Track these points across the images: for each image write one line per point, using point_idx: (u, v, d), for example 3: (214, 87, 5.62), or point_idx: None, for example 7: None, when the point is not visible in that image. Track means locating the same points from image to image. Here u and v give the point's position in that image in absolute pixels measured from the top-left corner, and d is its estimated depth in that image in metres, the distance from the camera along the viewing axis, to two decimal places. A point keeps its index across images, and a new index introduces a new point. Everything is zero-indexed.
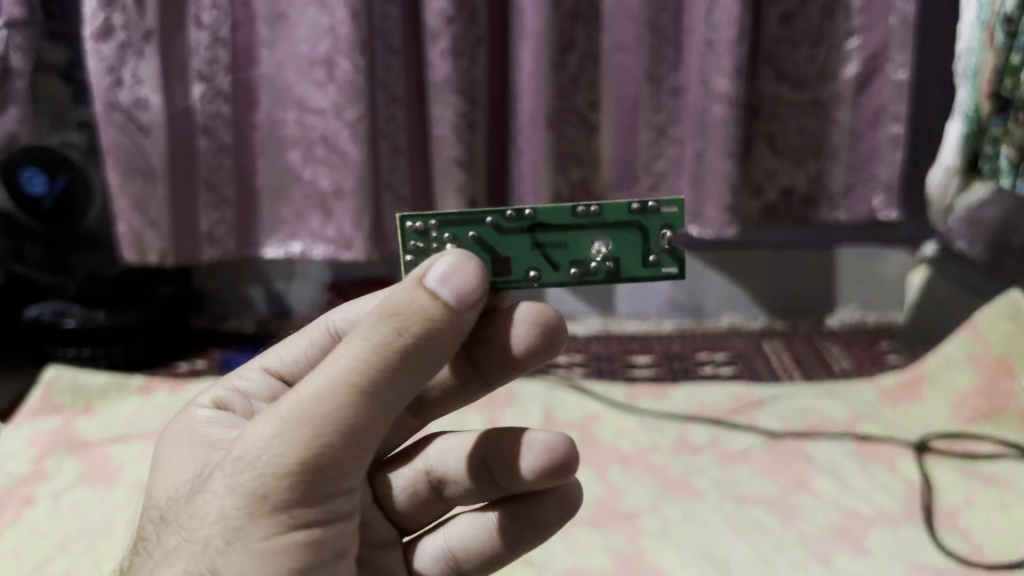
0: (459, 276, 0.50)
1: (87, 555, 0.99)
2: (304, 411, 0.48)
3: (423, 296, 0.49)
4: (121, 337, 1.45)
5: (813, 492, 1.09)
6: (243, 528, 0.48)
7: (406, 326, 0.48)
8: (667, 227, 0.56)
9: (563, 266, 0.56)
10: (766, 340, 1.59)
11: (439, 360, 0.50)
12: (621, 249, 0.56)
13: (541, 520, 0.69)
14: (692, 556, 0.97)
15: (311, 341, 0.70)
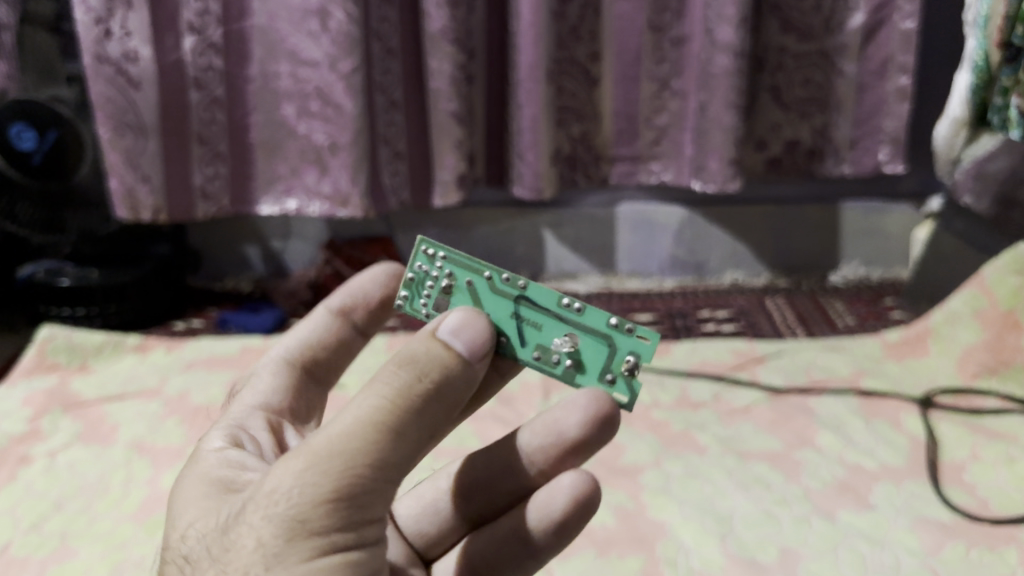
0: (468, 331, 0.50)
1: (83, 513, 0.98)
2: (335, 446, 0.46)
3: (439, 349, 0.48)
4: (116, 295, 1.43)
5: (817, 447, 1.08)
6: (281, 557, 0.45)
7: (427, 371, 0.48)
8: (634, 354, 0.56)
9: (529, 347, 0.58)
10: (769, 296, 1.57)
11: (455, 404, 0.49)
12: (586, 356, 0.57)
13: (548, 503, 0.60)
14: (693, 511, 0.96)
15: (277, 374, 0.72)
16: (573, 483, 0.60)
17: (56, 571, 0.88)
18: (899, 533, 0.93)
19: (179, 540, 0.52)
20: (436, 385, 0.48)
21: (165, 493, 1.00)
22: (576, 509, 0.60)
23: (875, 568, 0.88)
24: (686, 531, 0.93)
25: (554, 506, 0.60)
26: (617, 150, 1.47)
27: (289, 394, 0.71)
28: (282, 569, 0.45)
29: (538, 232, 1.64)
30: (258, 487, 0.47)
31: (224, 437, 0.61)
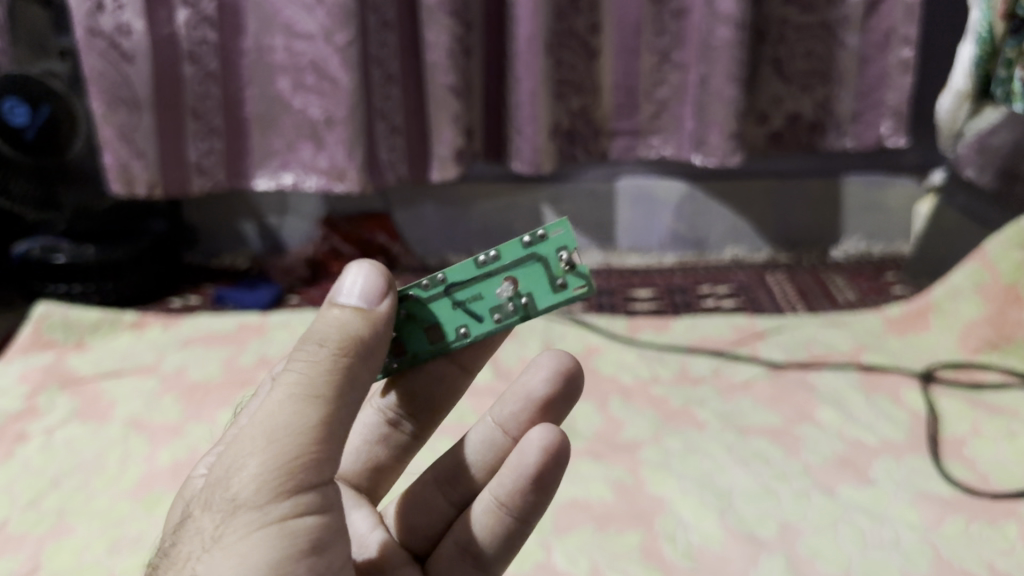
0: (366, 285, 0.50)
1: (80, 491, 0.97)
2: (257, 423, 0.47)
3: (335, 311, 0.49)
4: (112, 273, 1.42)
5: (817, 423, 1.08)
6: (222, 538, 0.46)
7: (326, 334, 0.48)
8: (564, 249, 0.54)
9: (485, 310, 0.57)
10: (770, 272, 1.56)
11: (370, 361, 0.49)
12: (528, 282, 0.55)
13: (519, 461, 0.60)
14: (693, 486, 0.96)
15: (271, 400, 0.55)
16: (541, 436, 0.60)
17: (52, 549, 0.88)
18: (899, 508, 0.92)
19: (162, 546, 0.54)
20: (340, 342, 0.48)
21: (163, 470, 0.99)
22: (546, 461, 0.60)
23: (875, 542, 0.87)
24: (685, 506, 0.93)
25: (527, 462, 0.60)
26: (617, 124, 1.46)
27: None
28: (224, 552, 0.46)
29: (538, 208, 1.63)
30: (207, 480, 0.49)
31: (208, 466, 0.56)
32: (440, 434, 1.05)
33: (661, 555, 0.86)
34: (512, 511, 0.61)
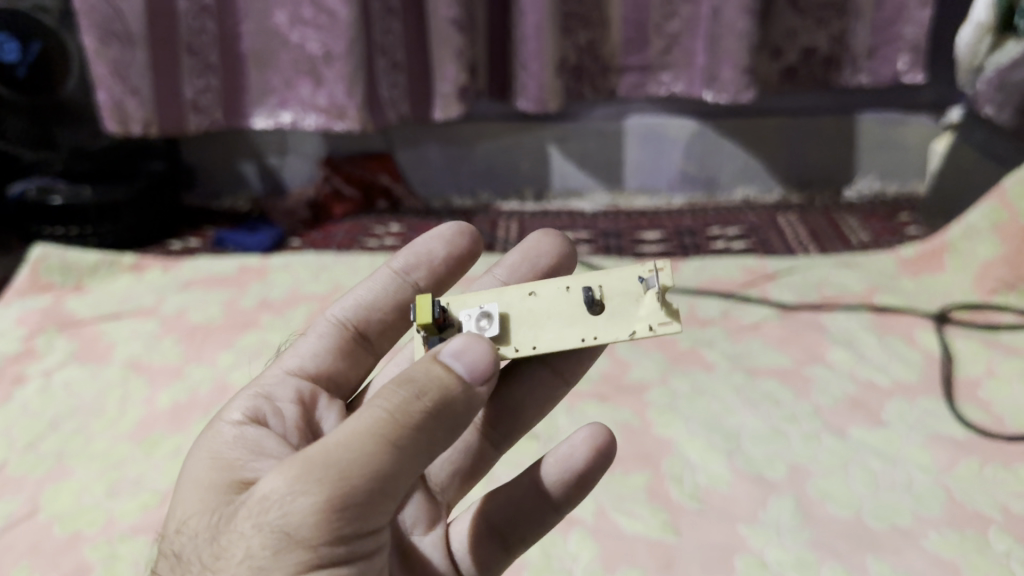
0: (475, 349, 0.48)
1: (79, 433, 0.96)
2: (328, 453, 0.44)
3: (438, 370, 0.47)
4: (110, 215, 1.40)
5: (828, 363, 1.06)
6: (267, 568, 0.43)
7: (425, 390, 0.46)
8: (659, 309, 0.54)
9: (572, 332, 0.56)
10: (781, 213, 1.53)
11: (452, 426, 0.47)
12: (615, 309, 0.56)
13: (568, 457, 0.62)
14: (701, 428, 0.94)
15: (323, 333, 0.68)
16: (591, 434, 0.62)
17: (51, 492, 0.87)
18: (911, 450, 0.90)
19: (178, 530, 0.51)
20: (438, 405, 0.46)
21: (163, 412, 0.98)
22: (598, 456, 0.62)
23: (886, 485, 0.86)
24: (692, 448, 0.91)
25: (576, 456, 0.61)
26: (626, 60, 1.42)
27: (332, 354, 0.67)
28: None
29: (543, 148, 1.59)
30: (253, 494, 0.45)
31: (246, 413, 0.57)
32: None
33: (667, 497, 0.85)
34: (551, 503, 0.61)
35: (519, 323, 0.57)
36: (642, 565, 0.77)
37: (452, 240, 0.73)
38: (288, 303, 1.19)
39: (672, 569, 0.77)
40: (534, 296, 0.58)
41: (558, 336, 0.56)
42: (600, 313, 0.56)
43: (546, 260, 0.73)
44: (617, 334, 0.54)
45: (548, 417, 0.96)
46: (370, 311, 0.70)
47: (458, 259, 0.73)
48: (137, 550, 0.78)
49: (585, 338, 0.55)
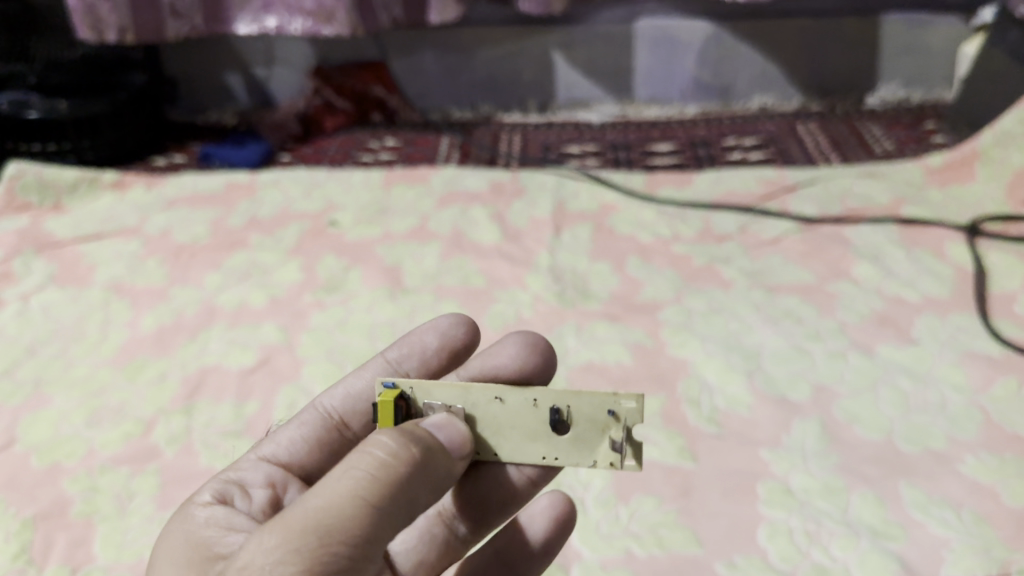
0: (451, 426, 0.48)
1: (58, 359, 0.90)
2: (312, 508, 0.40)
3: (422, 433, 0.45)
4: (89, 129, 1.32)
5: (853, 279, 0.99)
6: None
7: (411, 444, 0.44)
8: (624, 450, 0.51)
9: (533, 448, 0.52)
10: (801, 121, 1.45)
11: (431, 494, 0.45)
12: (581, 435, 0.51)
13: (527, 527, 0.56)
14: (718, 349, 0.88)
15: (304, 423, 0.59)
16: (550, 504, 0.57)
17: (28, 422, 0.81)
18: (944, 369, 0.85)
19: None
20: (423, 459, 0.44)
21: (148, 336, 0.92)
22: (559, 528, 0.57)
23: (918, 406, 0.80)
24: (709, 369, 0.85)
25: (535, 528, 0.56)
26: None
27: (311, 450, 0.58)
28: None
29: (548, 54, 1.50)
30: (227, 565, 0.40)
31: (213, 491, 0.51)
32: (446, 296, 0.98)
33: (683, 422, 0.79)
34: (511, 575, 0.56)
35: (484, 428, 0.52)
36: (658, 494, 0.72)
37: (445, 333, 0.63)
38: (278, 222, 1.13)
39: (690, 498, 0.72)
40: (500, 403, 0.52)
41: (518, 449, 0.52)
42: (565, 435, 0.51)
43: (505, 375, 0.58)
44: (580, 461, 0.51)
45: (555, 338, 0.90)
46: (361, 403, 0.60)
47: (452, 352, 0.63)
48: (119, 483, 0.74)
49: (547, 457, 0.52)
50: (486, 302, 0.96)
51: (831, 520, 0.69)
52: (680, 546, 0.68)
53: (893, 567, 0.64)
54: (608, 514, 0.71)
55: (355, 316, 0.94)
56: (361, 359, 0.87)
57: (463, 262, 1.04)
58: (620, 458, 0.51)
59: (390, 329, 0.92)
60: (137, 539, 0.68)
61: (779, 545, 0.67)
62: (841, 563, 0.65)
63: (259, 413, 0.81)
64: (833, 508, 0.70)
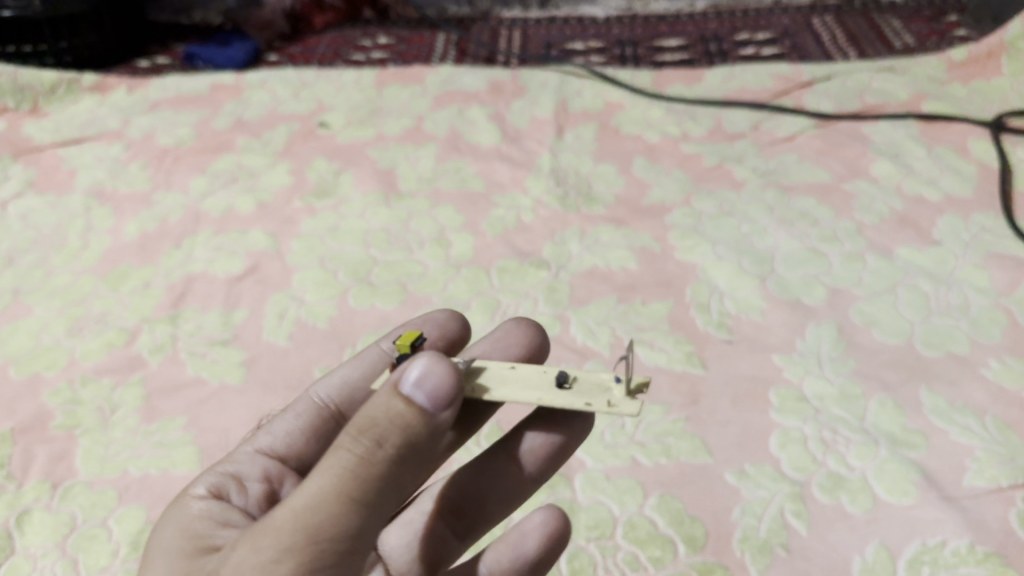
0: (436, 377, 0.39)
1: (38, 268, 0.86)
2: (282, 526, 0.38)
3: (398, 408, 0.38)
4: (63, 29, 1.25)
5: (871, 179, 0.94)
6: None
7: (385, 437, 0.38)
8: (625, 403, 0.45)
9: (531, 394, 0.46)
10: (817, 15, 1.37)
11: (419, 465, 0.40)
12: (583, 391, 0.46)
13: (518, 542, 0.51)
14: (729, 252, 0.84)
15: (298, 412, 0.56)
16: (545, 519, 0.51)
17: (7, 332, 0.78)
18: (966, 270, 0.80)
19: None
20: (400, 453, 0.39)
21: (131, 243, 0.88)
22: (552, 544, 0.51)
23: (940, 309, 0.76)
24: (720, 273, 0.81)
25: (526, 545, 0.51)
26: None
27: (307, 442, 0.55)
28: None
29: None
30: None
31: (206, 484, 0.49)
32: (443, 200, 0.93)
33: (692, 328, 0.76)
34: None
35: (487, 378, 0.47)
36: (666, 402, 0.69)
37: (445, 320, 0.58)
38: (265, 124, 1.07)
39: (699, 406, 0.69)
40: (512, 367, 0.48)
41: (516, 394, 0.46)
42: (568, 390, 0.46)
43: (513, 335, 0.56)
44: (579, 403, 0.45)
45: (557, 243, 0.86)
46: (358, 389, 0.57)
47: (449, 340, 0.58)
48: (102, 396, 0.71)
49: (543, 399, 0.46)
50: (485, 206, 0.92)
51: (848, 427, 0.65)
52: (689, 454, 0.65)
53: (913, 476, 0.61)
54: (612, 422, 0.67)
55: (347, 222, 0.89)
56: (354, 265, 0.83)
57: (460, 165, 0.98)
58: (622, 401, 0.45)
59: (384, 235, 0.88)
60: (121, 453, 0.66)
61: (793, 454, 0.64)
62: (858, 472, 0.62)
63: (248, 321, 0.77)
64: (850, 415, 0.66)
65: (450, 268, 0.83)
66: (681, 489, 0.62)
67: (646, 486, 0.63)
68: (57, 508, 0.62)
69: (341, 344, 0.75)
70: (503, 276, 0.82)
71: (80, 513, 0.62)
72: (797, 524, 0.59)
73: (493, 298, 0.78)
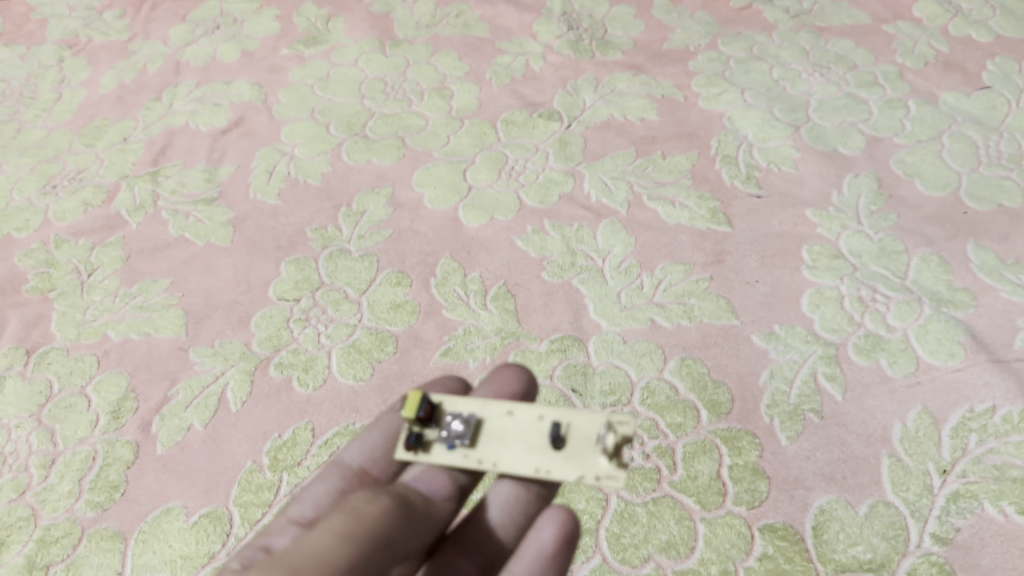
0: None
1: (10, 124, 0.80)
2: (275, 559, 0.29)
3: (386, 499, 0.34)
4: None
5: (914, 18, 0.85)
6: None
7: (373, 505, 0.33)
8: (609, 472, 0.37)
9: (524, 461, 0.38)
10: None
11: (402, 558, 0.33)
12: (569, 455, 0.38)
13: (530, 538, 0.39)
14: (759, 100, 0.76)
15: (328, 479, 0.41)
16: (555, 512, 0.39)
17: None
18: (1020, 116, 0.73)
19: None
20: (391, 526, 0.32)
21: (107, 96, 0.81)
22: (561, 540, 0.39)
23: (990, 159, 0.69)
24: (748, 123, 0.74)
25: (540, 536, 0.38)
26: None
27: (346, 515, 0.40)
28: None
29: None
30: None
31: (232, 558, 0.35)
32: (444, 47, 0.85)
33: (717, 182, 0.69)
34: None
35: (485, 441, 0.39)
36: (688, 262, 0.63)
37: (454, 385, 0.44)
38: None
39: (725, 264, 0.63)
40: (509, 417, 0.40)
41: (507, 461, 0.38)
42: (560, 451, 0.38)
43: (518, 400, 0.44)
44: (573, 474, 0.37)
45: (569, 93, 0.79)
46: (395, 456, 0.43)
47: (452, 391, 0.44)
48: (78, 257, 0.66)
49: (541, 470, 0.38)
50: (490, 53, 0.84)
51: (888, 286, 0.60)
52: (712, 316, 0.59)
53: (960, 338, 0.56)
54: (630, 283, 0.62)
55: (339, 71, 0.82)
56: (348, 118, 0.76)
57: (462, 9, 0.90)
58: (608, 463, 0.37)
59: (380, 85, 0.80)
60: (100, 318, 0.61)
61: (827, 314, 0.59)
62: (899, 333, 0.57)
63: (234, 177, 0.71)
64: (890, 273, 0.61)
65: (452, 120, 0.76)
66: (704, 353, 0.57)
67: (665, 350, 0.58)
68: (32, 376, 0.58)
69: (335, 204, 0.69)
70: (510, 128, 0.75)
71: (57, 382, 0.57)
72: (831, 389, 0.55)
73: (499, 155, 0.72)
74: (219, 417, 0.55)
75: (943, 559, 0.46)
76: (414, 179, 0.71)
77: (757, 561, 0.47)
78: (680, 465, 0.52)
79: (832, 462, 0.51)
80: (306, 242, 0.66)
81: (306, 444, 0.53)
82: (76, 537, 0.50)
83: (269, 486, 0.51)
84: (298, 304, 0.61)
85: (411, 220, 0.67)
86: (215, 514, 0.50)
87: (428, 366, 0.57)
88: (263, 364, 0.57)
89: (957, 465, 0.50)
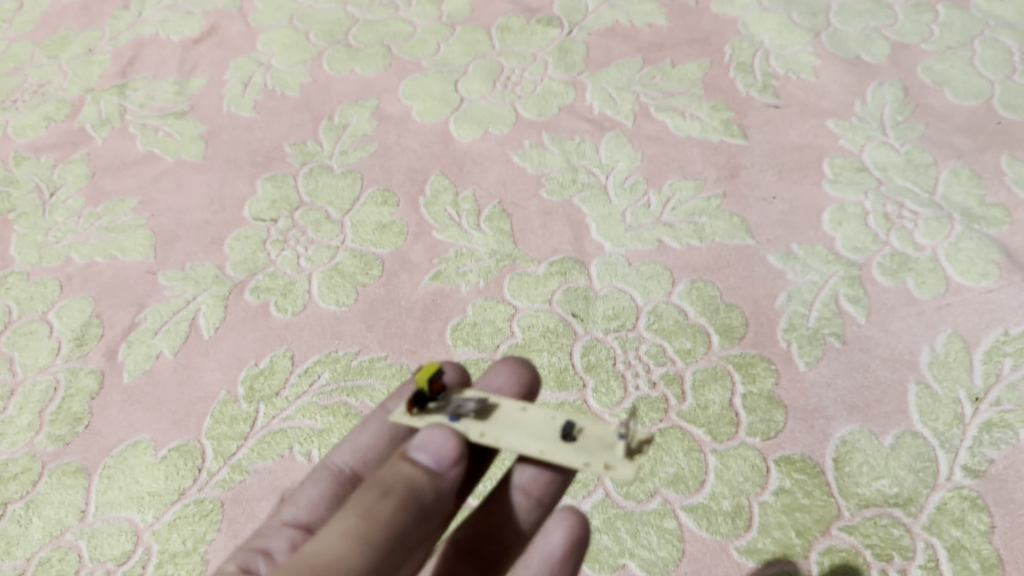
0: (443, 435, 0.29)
1: None
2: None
3: (407, 465, 0.28)
4: None
5: None
6: None
7: (391, 485, 0.27)
8: (619, 467, 0.32)
9: (526, 446, 0.33)
10: None
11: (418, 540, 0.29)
12: (580, 448, 0.33)
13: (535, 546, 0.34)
14: (775, 3, 0.70)
15: (318, 483, 0.37)
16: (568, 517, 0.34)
17: None
18: None
19: None
20: (413, 509, 0.27)
21: (71, 3, 0.75)
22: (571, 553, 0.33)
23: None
24: (763, 28, 0.68)
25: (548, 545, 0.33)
26: None
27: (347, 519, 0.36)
28: None
29: None
30: None
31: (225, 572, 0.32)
32: None
33: (730, 92, 0.64)
34: None
35: (490, 422, 0.34)
36: (698, 177, 0.58)
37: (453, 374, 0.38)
38: None
39: (738, 180, 0.58)
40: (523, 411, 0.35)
41: (510, 443, 0.33)
42: (568, 444, 0.33)
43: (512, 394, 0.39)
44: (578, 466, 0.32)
45: None
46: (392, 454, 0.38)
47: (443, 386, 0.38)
48: (40, 175, 0.61)
49: (543, 455, 0.33)
50: None
51: (915, 201, 0.55)
52: (724, 235, 0.55)
53: (994, 257, 0.52)
54: (635, 201, 0.57)
55: None
56: (330, 26, 0.71)
57: None
58: (622, 459, 0.32)
59: None
60: (62, 240, 0.57)
61: (849, 232, 0.54)
62: (928, 252, 0.53)
63: (207, 89, 0.66)
64: (917, 188, 0.56)
65: (443, 27, 0.70)
66: (716, 274, 0.53)
67: (674, 272, 0.53)
68: None
69: (315, 117, 0.64)
70: (506, 35, 0.69)
71: (16, 308, 0.53)
72: (853, 312, 0.50)
73: (493, 64, 0.67)
74: (190, 344, 0.50)
75: (976, 493, 0.43)
76: (401, 90, 0.65)
77: (773, 496, 0.44)
78: (689, 393, 0.48)
79: (854, 390, 0.47)
80: (285, 158, 0.61)
81: (284, 373, 0.49)
82: (35, 473, 0.46)
83: (244, 418, 0.47)
84: (276, 224, 0.57)
85: (398, 135, 0.62)
86: (186, 448, 0.46)
87: (417, 291, 0.53)
88: (237, 288, 0.53)
89: (991, 393, 0.46)
